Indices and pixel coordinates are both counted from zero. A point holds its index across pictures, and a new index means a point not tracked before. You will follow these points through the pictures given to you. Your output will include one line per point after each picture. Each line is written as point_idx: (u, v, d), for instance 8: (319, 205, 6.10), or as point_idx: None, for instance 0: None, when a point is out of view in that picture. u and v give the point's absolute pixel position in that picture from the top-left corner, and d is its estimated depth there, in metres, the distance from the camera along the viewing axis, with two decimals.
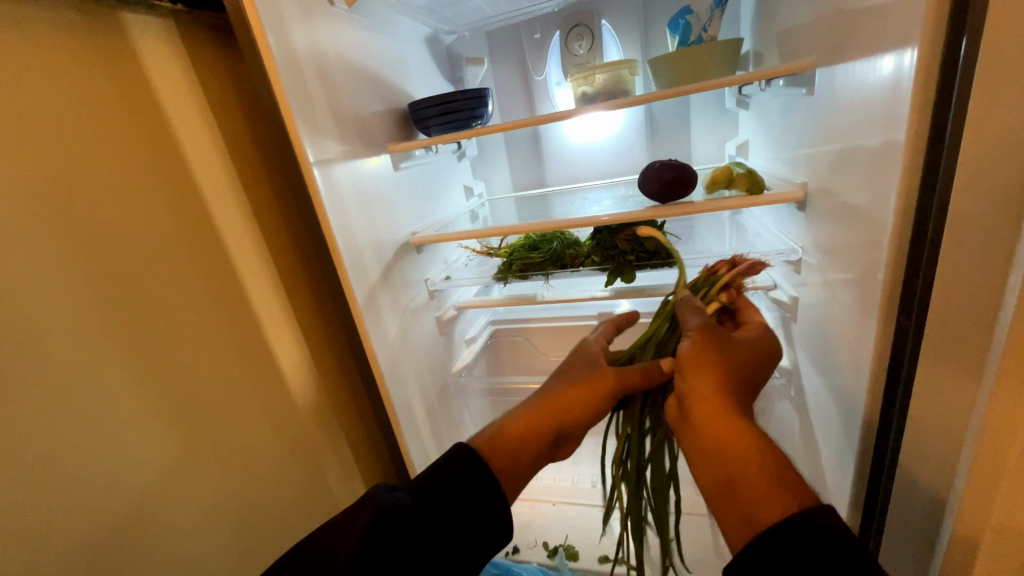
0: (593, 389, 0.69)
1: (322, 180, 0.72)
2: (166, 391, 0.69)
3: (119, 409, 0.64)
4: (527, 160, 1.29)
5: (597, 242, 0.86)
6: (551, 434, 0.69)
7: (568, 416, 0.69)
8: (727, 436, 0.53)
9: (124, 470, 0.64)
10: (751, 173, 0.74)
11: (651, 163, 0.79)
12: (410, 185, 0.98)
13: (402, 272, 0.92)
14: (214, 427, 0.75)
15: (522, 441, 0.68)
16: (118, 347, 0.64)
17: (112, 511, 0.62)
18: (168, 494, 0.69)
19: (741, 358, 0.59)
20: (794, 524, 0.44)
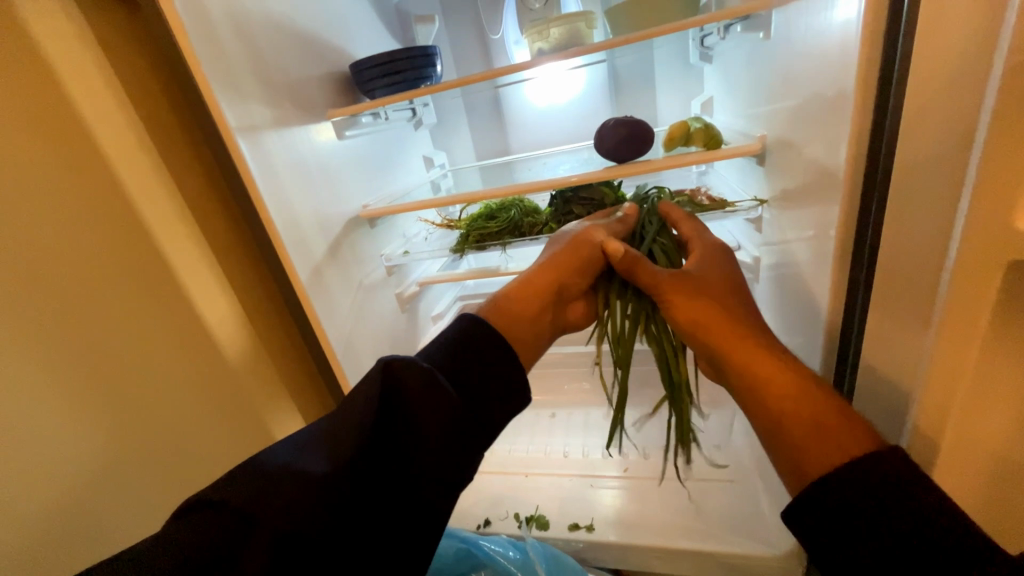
0: (581, 249, 0.65)
1: (249, 150, 0.67)
2: (97, 383, 0.67)
3: (42, 405, 0.62)
4: (490, 127, 1.23)
5: (554, 209, 0.82)
6: (554, 292, 0.63)
7: (572, 272, 0.64)
8: (787, 391, 0.50)
9: (55, 453, 0.63)
10: (709, 127, 0.70)
11: (606, 122, 0.75)
12: (358, 155, 0.92)
13: (354, 248, 0.87)
14: (154, 419, 0.73)
15: (523, 301, 0.61)
16: (35, 342, 0.62)
17: (39, 507, 0.61)
18: (102, 488, 0.67)
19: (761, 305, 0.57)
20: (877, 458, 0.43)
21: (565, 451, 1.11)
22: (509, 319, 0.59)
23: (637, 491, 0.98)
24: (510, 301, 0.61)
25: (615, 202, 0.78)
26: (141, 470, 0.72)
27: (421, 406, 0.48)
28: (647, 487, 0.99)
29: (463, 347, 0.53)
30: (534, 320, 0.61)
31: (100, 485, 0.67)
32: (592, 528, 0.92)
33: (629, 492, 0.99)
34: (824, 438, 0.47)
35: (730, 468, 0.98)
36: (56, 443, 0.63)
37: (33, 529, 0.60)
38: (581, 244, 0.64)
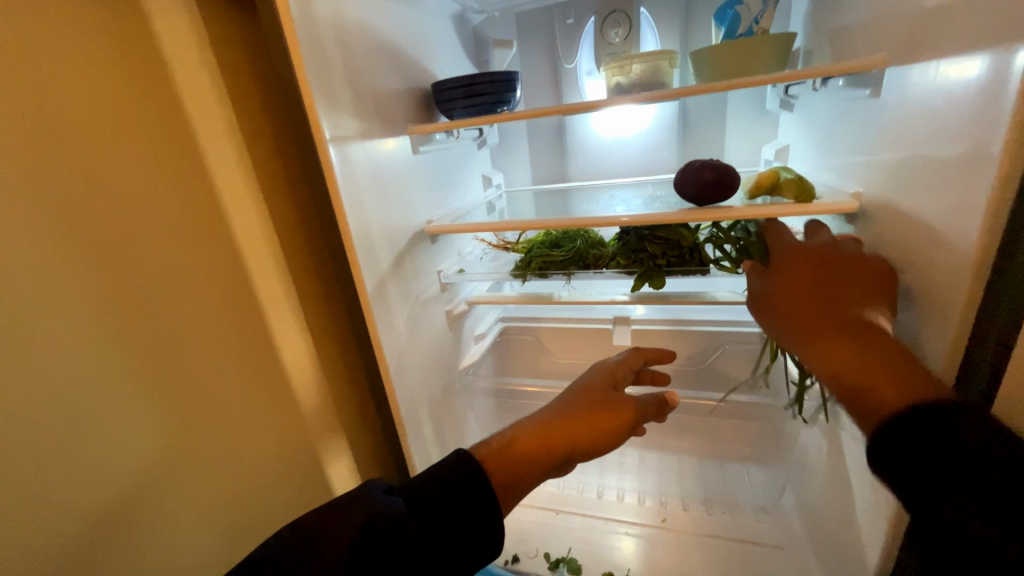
0: (603, 419, 0.62)
1: (336, 159, 0.67)
2: (168, 384, 0.66)
3: (113, 408, 0.60)
4: (550, 153, 1.23)
5: (624, 244, 0.81)
6: (564, 452, 0.59)
7: (585, 441, 0.60)
8: (828, 360, 0.51)
9: (113, 457, 0.60)
10: (801, 179, 0.68)
11: (690, 163, 0.74)
12: (428, 170, 0.92)
13: (415, 262, 0.87)
14: (213, 422, 0.72)
15: (530, 462, 0.57)
16: (122, 333, 0.60)
17: (97, 508, 0.58)
18: (159, 492, 0.65)
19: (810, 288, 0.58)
20: (899, 421, 0.43)
21: (599, 491, 1.07)
22: (512, 480, 0.55)
23: (678, 545, 0.93)
24: (525, 454, 0.57)
25: (691, 244, 0.76)
26: (194, 473, 0.69)
27: (395, 541, 0.47)
28: (686, 542, 0.94)
29: (438, 481, 0.52)
30: (532, 483, 0.56)
31: (157, 489, 0.64)
32: None
33: (668, 546, 0.93)
34: (861, 398, 0.47)
35: (779, 533, 0.93)
36: (126, 443, 0.61)
37: (80, 542, 0.56)
38: (602, 409, 0.63)
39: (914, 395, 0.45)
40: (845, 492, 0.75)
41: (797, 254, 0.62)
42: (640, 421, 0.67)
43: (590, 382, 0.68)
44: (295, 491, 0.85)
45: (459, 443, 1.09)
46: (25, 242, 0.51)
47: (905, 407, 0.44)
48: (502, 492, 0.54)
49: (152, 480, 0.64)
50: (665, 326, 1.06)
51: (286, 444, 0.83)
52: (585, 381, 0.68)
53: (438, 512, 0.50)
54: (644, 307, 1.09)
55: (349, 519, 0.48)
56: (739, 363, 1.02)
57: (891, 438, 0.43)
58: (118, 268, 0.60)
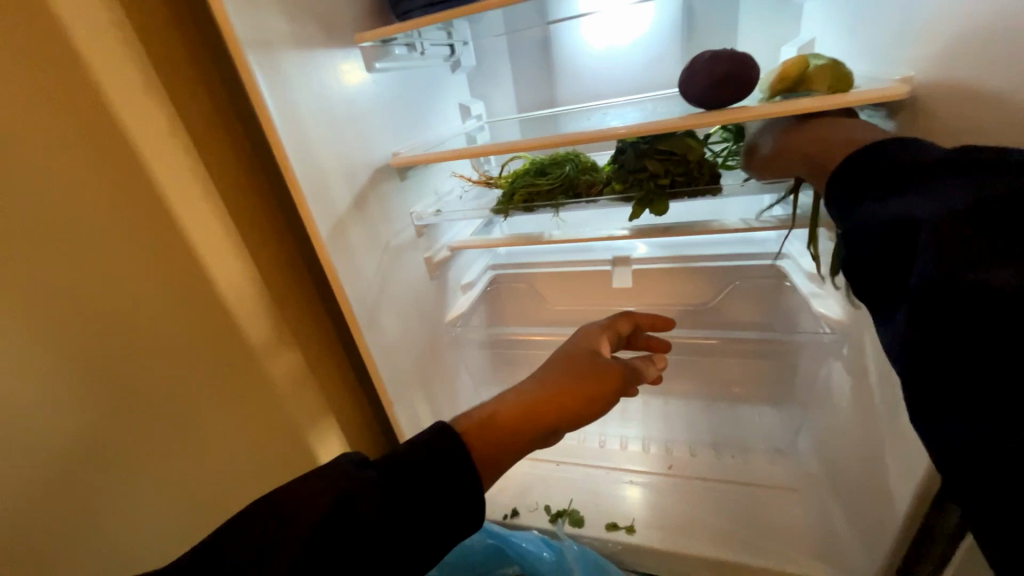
0: (588, 387, 0.55)
1: (262, 72, 0.55)
2: (102, 353, 0.60)
3: (27, 378, 0.54)
4: (536, 74, 1.07)
5: (620, 165, 0.69)
6: (550, 426, 0.52)
7: (571, 412, 0.53)
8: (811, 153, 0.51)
9: (41, 428, 0.55)
10: (836, 64, 0.55)
11: (698, 55, 0.60)
12: (388, 93, 0.79)
13: (381, 203, 0.76)
14: (169, 391, 0.66)
15: (516, 434, 0.49)
16: (31, 299, 0.54)
17: (30, 486, 0.55)
18: (107, 465, 0.61)
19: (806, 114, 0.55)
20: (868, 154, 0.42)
21: (601, 440, 1.02)
22: (496, 454, 0.48)
23: (686, 492, 0.88)
24: (514, 422, 0.50)
25: (699, 159, 0.64)
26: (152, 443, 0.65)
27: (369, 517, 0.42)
28: (692, 487, 0.89)
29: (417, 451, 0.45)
30: (518, 457, 0.50)
31: (103, 463, 0.60)
32: (633, 530, 0.83)
33: (674, 493, 0.89)
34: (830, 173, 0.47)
35: (792, 476, 0.87)
36: (59, 415, 0.57)
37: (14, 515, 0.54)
38: (585, 373, 0.56)
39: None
40: (871, 427, 0.67)
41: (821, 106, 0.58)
42: (629, 386, 0.61)
43: (572, 352, 0.60)
44: (277, 458, 0.80)
45: (453, 399, 1.03)
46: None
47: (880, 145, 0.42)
48: (492, 466, 0.47)
49: (99, 453, 0.60)
50: (670, 263, 0.95)
51: (260, 410, 0.76)
52: (567, 350, 0.61)
53: (412, 483, 0.44)
54: (646, 243, 0.98)
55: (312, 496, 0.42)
56: (750, 299, 0.92)
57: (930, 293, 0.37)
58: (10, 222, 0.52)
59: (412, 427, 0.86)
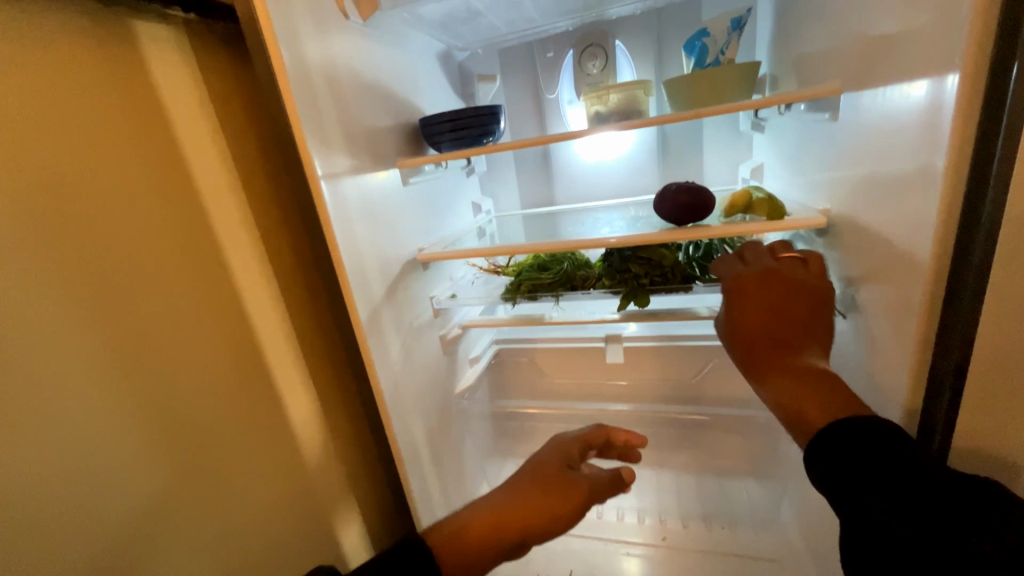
0: (557, 502, 0.63)
1: (328, 195, 0.70)
2: (168, 436, 0.66)
3: (119, 437, 0.60)
4: (538, 178, 1.27)
5: (609, 264, 0.83)
6: (517, 538, 0.60)
7: (538, 526, 0.61)
8: (816, 402, 0.52)
9: (123, 483, 0.61)
10: (771, 198, 0.72)
11: (666, 187, 0.77)
12: (417, 200, 0.96)
13: (407, 290, 0.89)
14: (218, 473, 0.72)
15: (486, 545, 0.58)
16: (130, 365, 0.62)
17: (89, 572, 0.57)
18: (163, 529, 0.65)
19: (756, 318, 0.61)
20: (841, 433, 0.48)
21: (599, 511, 1.06)
22: (466, 567, 0.57)
23: (679, 564, 0.93)
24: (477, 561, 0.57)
25: (674, 262, 0.79)
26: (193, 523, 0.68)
27: None
28: (685, 559, 0.94)
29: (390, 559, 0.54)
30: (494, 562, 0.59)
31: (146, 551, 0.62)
32: None
33: (668, 565, 0.93)
34: (796, 421, 0.53)
35: (778, 548, 0.93)
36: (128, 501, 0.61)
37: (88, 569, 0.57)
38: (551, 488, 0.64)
39: (836, 413, 0.50)
40: None
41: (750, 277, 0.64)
42: (598, 496, 0.68)
43: (544, 459, 0.70)
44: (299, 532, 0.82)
45: (459, 470, 1.09)
46: (34, 303, 0.53)
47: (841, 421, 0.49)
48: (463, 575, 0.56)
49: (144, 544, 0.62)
50: (656, 343, 1.07)
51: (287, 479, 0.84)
52: (541, 460, 0.70)
53: None
54: (635, 324, 1.11)
55: None
56: (729, 375, 1.03)
57: (829, 438, 0.48)
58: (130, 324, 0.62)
59: (422, 495, 0.92)
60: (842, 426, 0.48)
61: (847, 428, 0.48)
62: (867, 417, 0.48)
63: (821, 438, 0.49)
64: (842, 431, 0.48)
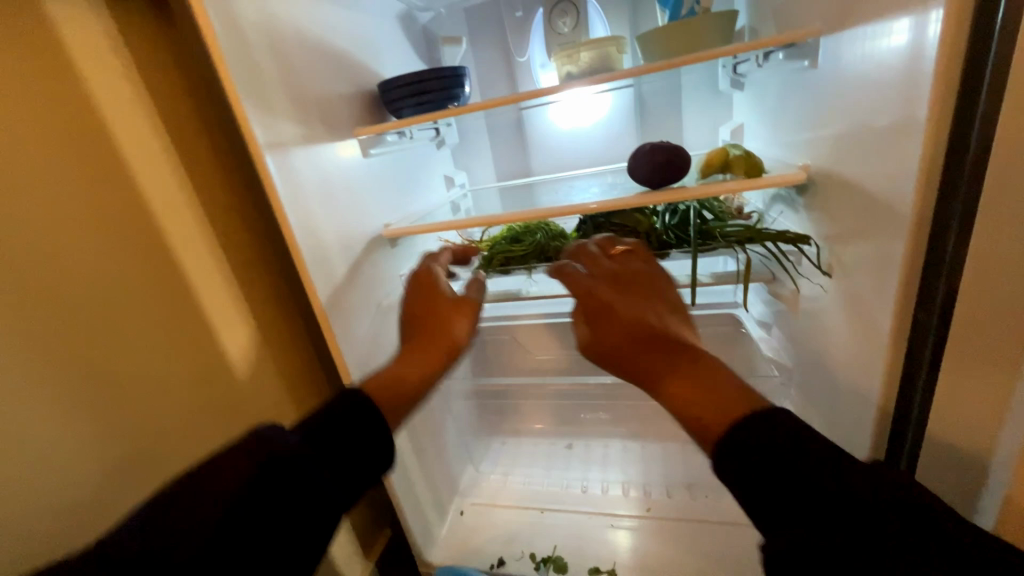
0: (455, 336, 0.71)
1: (276, 167, 0.65)
2: (122, 425, 0.63)
3: (62, 432, 0.57)
4: (512, 148, 1.21)
5: (583, 234, 0.80)
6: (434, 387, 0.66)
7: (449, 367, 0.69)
8: (708, 393, 0.46)
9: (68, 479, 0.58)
10: (748, 155, 0.68)
11: (642, 146, 0.73)
12: (380, 173, 0.90)
13: (374, 269, 0.85)
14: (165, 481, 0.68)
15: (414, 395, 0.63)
16: (62, 358, 0.57)
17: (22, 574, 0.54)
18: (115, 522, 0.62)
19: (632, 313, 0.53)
20: (734, 436, 0.42)
21: (583, 486, 1.06)
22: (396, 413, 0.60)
23: (662, 533, 0.93)
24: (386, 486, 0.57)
25: (648, 229, 0.76)
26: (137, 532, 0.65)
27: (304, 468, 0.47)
28: (669, 528, 0.93)
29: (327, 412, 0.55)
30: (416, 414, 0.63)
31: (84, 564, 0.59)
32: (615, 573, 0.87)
33: (652, 535, 0.93)
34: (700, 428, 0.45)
35: None
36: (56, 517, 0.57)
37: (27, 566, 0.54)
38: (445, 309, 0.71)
39: (727, 406, 0.44)
40: None
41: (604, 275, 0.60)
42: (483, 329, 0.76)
43: (434, 299, 0.73)
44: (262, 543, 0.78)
45: (442, 451, 1.07)
46: None
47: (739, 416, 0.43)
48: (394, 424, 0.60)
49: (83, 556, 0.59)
50: None
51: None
52: (433, 302, 0.72)
53: (330, 436, 0.53)
54: None
55: (239, 465, 0.45)
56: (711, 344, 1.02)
57: (730, 453, 0.42)
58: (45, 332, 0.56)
59: (399, 477, 0.90)
60: (731, 447, 0.41)
61: (739, 451, 0.41)
62: (757, 417, 0.42)
63: (727, 446, 0.42)
64: (733, 452, 0.41)
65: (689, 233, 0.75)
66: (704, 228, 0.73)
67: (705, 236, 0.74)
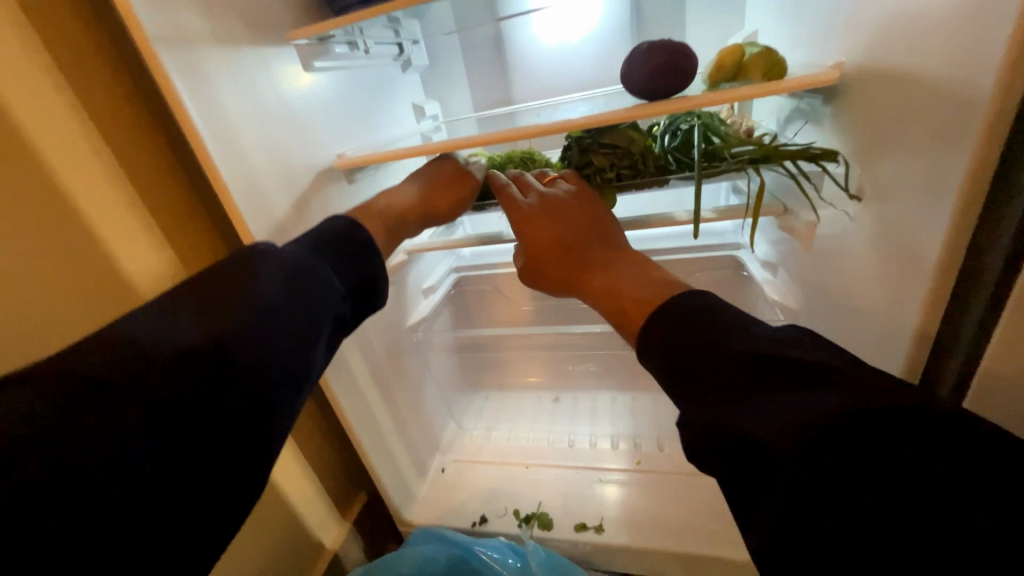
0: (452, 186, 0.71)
1: (179, 71, 0.52)
2: None
3: None
4: (489, 73, 1.06)
5: (569, 161, 0.68)
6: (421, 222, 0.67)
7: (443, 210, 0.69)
8: (635, 292, 0.48)
9: None
10: (768, 52, 0.56)
11: (637, 46, 0.60)
12: (331, 92, 0.76)
13: (327, 207, 0.73)
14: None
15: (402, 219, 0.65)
16: None
17: None
18: None
19: (564, 235, 0.58)
20: (667, 328, 0.42)
21: (571, 440, 1.01)
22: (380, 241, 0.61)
23: (653, 488, 0.87)
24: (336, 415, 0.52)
25: (645, 150, 0.64)
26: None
27: (309, 283, 0.48)
28: (661, 482, 0.88)
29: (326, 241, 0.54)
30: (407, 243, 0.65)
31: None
32: (602, 529, 0.82)
33: (641, 490, 0.87)
34: (625, 323, 0.48)
35: None
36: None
37: None
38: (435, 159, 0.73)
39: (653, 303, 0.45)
40: None
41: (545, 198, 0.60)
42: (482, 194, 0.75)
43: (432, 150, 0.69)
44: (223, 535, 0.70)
45: (421, 407, 1.00)
46: None
47: (670, 304, 0.43)
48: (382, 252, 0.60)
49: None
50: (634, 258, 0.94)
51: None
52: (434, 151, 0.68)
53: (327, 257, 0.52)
54: None
55: (241, 280, 0.45)
56: (711, 291, 0.93)
57: (659, 347, 0.42)
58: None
59: (370, 435, 0.84)
60: (661, 339, 0.42)
61: (663, 340, 0.42)
62: (667, 303, 0.43)
63: (669, 339, 0.41)
64: (663, 346, 0.42)
65: (693, 154, 0.63)
66: (711, 148, 0.62)
67: (712, 157, 0.62)
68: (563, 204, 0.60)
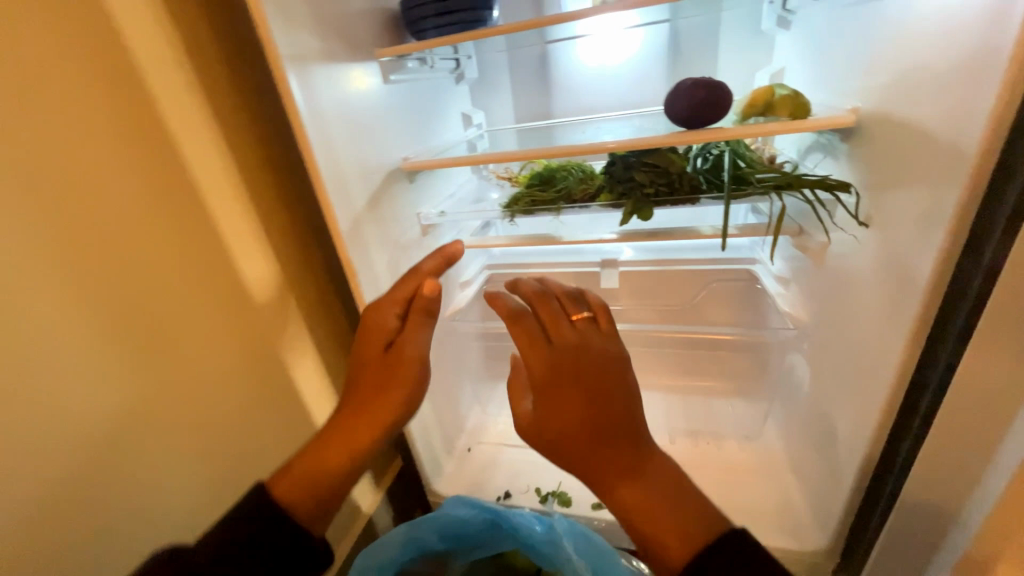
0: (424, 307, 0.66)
1: (296, 83, 0.61)
2: (138, 351, 0.60)
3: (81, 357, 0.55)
4: (532, 87, 1.15)
5: (611, 175, 0.77)
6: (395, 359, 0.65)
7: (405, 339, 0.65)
8: (661, 525, 0.47)
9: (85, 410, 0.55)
10: (796, 95, 0.65)
11: (681, 82, 0.69)
12: (400, 102, 0.85)
13: (392, 203, 0.82)
14: (194, 450, 0.68)
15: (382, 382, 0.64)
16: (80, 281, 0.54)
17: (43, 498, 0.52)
18: (131, 455, 0.60)
19: (576, 414, 0.51)
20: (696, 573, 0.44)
21: None
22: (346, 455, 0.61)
23: None
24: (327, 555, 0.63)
25: (681, 170, 0.72)
26: (174, 493, 0.66)
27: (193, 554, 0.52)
28: None
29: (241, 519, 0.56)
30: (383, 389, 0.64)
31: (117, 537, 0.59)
32: None
33: None
34: (649, 546, 0.47)
35: (758, 457, 0.97)
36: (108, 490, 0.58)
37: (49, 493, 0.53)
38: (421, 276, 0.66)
39: (689, 535, 0.46)
40: (823, 419, 0.79)
41: (567, 355, 0.56)
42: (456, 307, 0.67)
43: (364, 366, 0.65)
44: None
45: (453, 390, 1.09)
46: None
47: (713, 538, 0.46)
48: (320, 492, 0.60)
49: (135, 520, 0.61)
50: (655, 267, 1.03)
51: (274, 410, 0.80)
52: (358, 352, 0.66)
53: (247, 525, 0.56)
54: (631, 248, 1.06)
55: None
56: (725, 299, 1.02)
57: None
58: (83, 299, 0.55)
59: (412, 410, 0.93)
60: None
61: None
62: (705, 556, 0.44)
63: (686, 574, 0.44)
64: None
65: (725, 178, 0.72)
66: (742, 175, 0.71)
67: (742, 182, 0.71)
68: (583, 373, 0.54)
